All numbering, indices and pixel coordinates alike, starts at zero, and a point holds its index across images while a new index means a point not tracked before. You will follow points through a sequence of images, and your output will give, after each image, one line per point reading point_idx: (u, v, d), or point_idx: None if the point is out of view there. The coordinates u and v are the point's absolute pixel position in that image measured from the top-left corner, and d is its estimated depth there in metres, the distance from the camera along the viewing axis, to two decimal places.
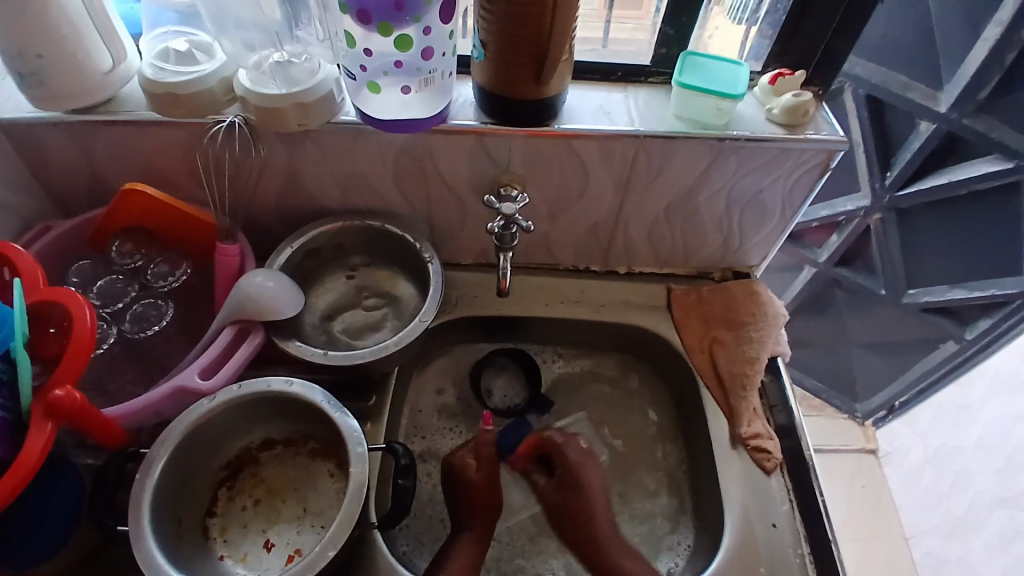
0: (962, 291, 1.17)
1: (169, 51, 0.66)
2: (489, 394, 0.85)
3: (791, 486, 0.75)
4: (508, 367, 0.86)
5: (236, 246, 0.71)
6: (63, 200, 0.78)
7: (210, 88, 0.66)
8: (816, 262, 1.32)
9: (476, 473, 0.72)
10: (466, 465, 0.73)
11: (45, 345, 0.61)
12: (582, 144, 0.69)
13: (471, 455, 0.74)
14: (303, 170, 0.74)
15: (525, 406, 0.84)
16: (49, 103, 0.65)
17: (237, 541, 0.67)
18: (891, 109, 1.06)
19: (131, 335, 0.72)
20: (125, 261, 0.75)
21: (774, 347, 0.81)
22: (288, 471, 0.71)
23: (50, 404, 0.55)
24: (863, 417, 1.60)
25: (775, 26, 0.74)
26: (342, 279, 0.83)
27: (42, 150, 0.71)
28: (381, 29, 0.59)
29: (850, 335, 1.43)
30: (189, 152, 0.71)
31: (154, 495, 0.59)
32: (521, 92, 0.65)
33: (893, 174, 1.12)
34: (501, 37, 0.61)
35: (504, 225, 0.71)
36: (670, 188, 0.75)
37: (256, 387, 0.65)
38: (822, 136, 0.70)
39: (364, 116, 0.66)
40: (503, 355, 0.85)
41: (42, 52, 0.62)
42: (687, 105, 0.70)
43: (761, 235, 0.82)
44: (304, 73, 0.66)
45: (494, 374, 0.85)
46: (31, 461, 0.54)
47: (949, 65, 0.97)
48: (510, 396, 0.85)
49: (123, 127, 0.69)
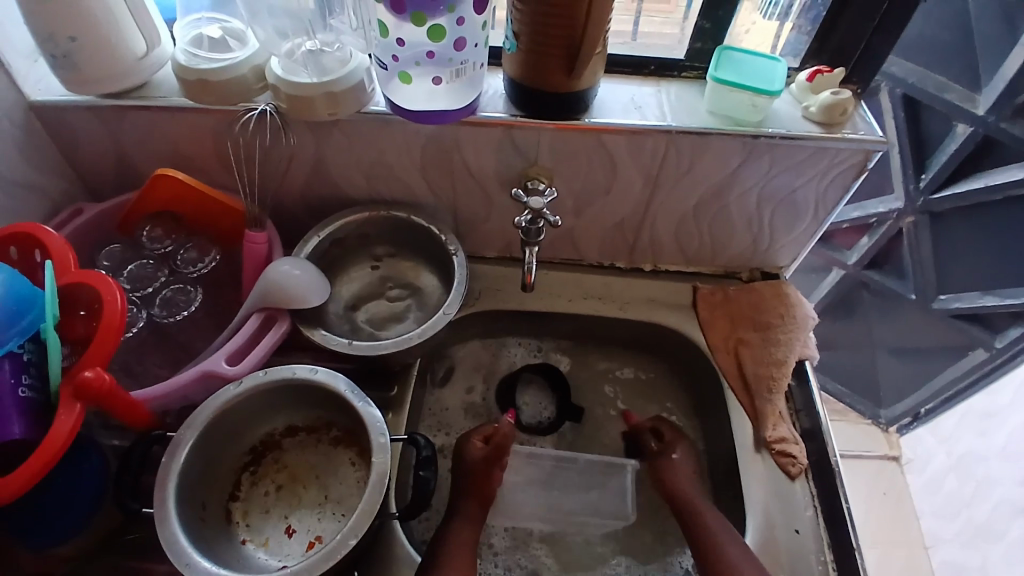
0: (995, 297, 1.14)
1: (202, 37, 0.66)
2: (526, 387, 0.86)
3: (816, 493, 0.73)
4: (536, 382, 0.86)
5: (264, 234, 0.71)
6: (97, 184, 0.79)
7: (242, 75, 0.66)
8: (845, 264, 1.29)
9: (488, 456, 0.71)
10: (473, 446, 0.73)
11: (75, 326, 0.62)
12: (613, 138, 0.68)
13: (478, 441, 0.73)
14: (331, 159, 0.74)
15: (561, 417, 0.84)
16: (81, 87, 0.66)
17: (259, 526, 0.68)
18: (928, 109, 1.03)
19: (160, 319, 0.73)
20: (155, 247, 0.76)
21: (802, 350, 0.80)
22: (310, 458, 0.72)
23: (78, 386, 0.56)
24: (887, 423, 1.58)
25: (814, 23, 0.72)
26: (367, 269, 0.83)
27: (76, 134, 0.72)
28: (415, 19, 0.59)
29: (875, 338, 1.41)
30: (219, 139, 0.72)
31: (179, 477, 0.60)
32: (551, 83, 0.64)
33: (927, 176, 1.09)
34: (534, 28, 0.60)
35: (532, 219, 0.69)
36: (701, 184, 0.74)
37: (280, 374, 0.65)
38: (860, 135, 0.68)
39: (393, 105, 0.65)
40: (529, 372, 0.86)
41: (74, 35, 0.62)
42: (722, 101, 0.69)
43: (791, 236, 0.81)
44: (335, 61, 0.66)
45: (523, 392, 0.86)
46: (59, 441, 0.55)
47: (990, 64, 0.94)
48: (540, 410, 0.85)
49: (154, 112, 0.69)
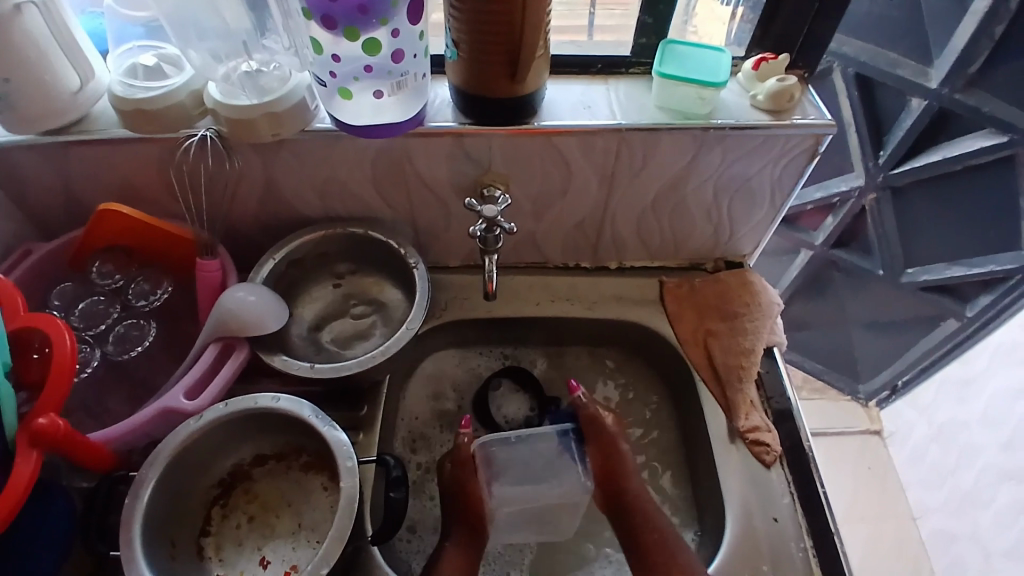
0: (961, 267, 1.16)
1: (136, 66, 0.64)
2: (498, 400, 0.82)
3: (792, 479, 0.74)
4: (504, 384, 0.83)
5: (216, 261, 0.70)
6: (44, 224, 0.77)
7: (178, 102, 0.64)
8: (812, 245, 1.31)
9: (461, 480, 0.72)
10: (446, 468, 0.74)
11: (31, 370, 0.60)
12: (564, 140, 0.68)
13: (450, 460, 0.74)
14: (281, 179, 0.72)
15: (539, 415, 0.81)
16: (20, 126, 0.64)
17: (232, 559, 0.67)
18: (881, 86, 1.04)
19: (114, 357, 0.72)
20: (105, 282, 0.73)
21: (770, 337, 0.80)
22: (281, 486, 0.70)
23: (33, 434, 0.55)
24: (866, 398, 1.60)
25: (755, 10, 0.72)
26: (329, 288, 0.81)
27: (16, 173, 0.70)
28: (348, 34, 0.57)
29: (849, 315, 1.42)
30: (163, 168, 0.70)
31: (144, 519, 0.58)
32: (494, 89, 0.63)
33: (886, 153, 1.10)
34: (472, 36, 0.59)
35: (486, 227, 0.69)
36: (657, 179, 0.74)
37: (242, 404, 0.64)
38: (809, 121, 0.68)
39: (338, 123, 0.64)
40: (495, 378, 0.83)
41: (7, 76, 0.60)
42: (669, 95, 0.69)
43: (752, 223, 0.81)
44: (274, 81, 0.65)
45: (497, 399, 0.82)
46: (17, 492, 0.53)
47: (940, 37, 0.94)
48: (513, 415, 0.81)
49: (95, 146, 0.67)
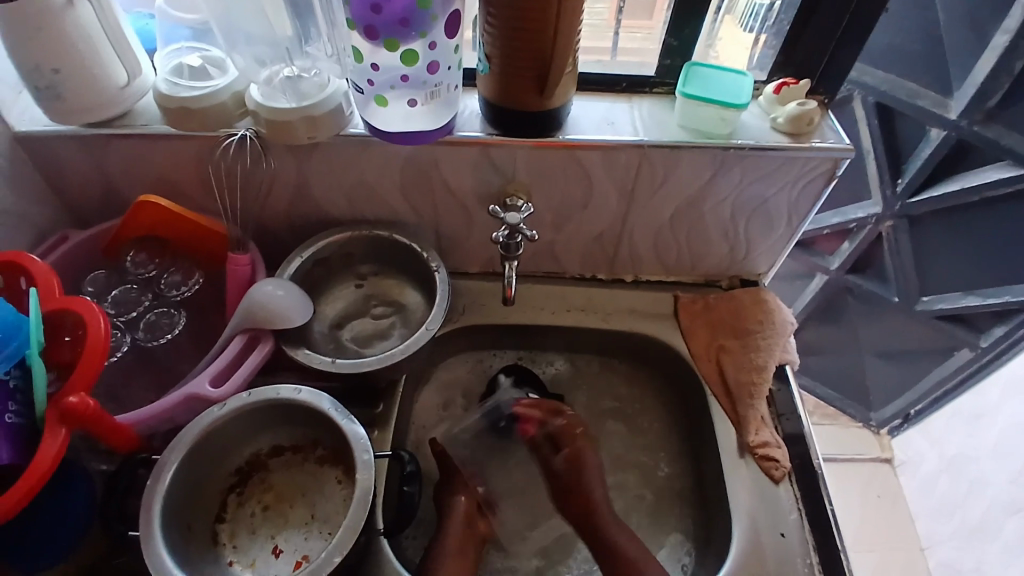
0: (977, 298, 1.16)
1: (182, 66, 0.68)
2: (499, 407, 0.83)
3: (800, 496, 0.74)
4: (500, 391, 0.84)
5: (247, 256, 0.73)
6: (83, 213, 0.80)
7: (221, 103, 0.67)
8: (827, 270, 1.31)
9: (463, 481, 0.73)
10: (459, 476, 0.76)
11: (60, 352, 0.62)
12: (587, 154, 0.70)
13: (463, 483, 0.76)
14: (312, 179, 0.75)
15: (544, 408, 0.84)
16: (66, 118, 0.68)
17: (246, 547, 0.68)
18: (901, 116, 1.05)
19: (144, 343, 0.74)
20: (140, 271, 0.76)
21: (782, 354, 0.81)
22: (297, 477, 0.72)
23: (62, 410, 0.56)
24: (878, 425, 1.59)
25: (779, 36, 0.74)
26: (351, 287, 0.84)
27: (61, 163, 0.74)
28: (388, 44, 0.60)
29: (863, 342, 1.42)
30: (200, 164, 0.73)
31: (165, 500, 0.60)
32: (524, 102, 0.65)
33: (903, 181, 1.11)
34: (504, 52, 0.62)
35: (509, 234, 0.71)
36: (676, 195, 0.75)
37: (265, 394, 0.66)
38: (828, 144, 0.70)
39: (372, 128, 0.67)
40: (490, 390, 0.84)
41: (57, 67, 0.63)
42: (691, 115, 0.71)
43: (767, 243, 0.82)
44: (314, 87, 0.67)
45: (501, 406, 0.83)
46: (45, 466, 0.55)
47: (959, 70, 0.96)
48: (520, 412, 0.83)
49: (137, 140, 0.71)
